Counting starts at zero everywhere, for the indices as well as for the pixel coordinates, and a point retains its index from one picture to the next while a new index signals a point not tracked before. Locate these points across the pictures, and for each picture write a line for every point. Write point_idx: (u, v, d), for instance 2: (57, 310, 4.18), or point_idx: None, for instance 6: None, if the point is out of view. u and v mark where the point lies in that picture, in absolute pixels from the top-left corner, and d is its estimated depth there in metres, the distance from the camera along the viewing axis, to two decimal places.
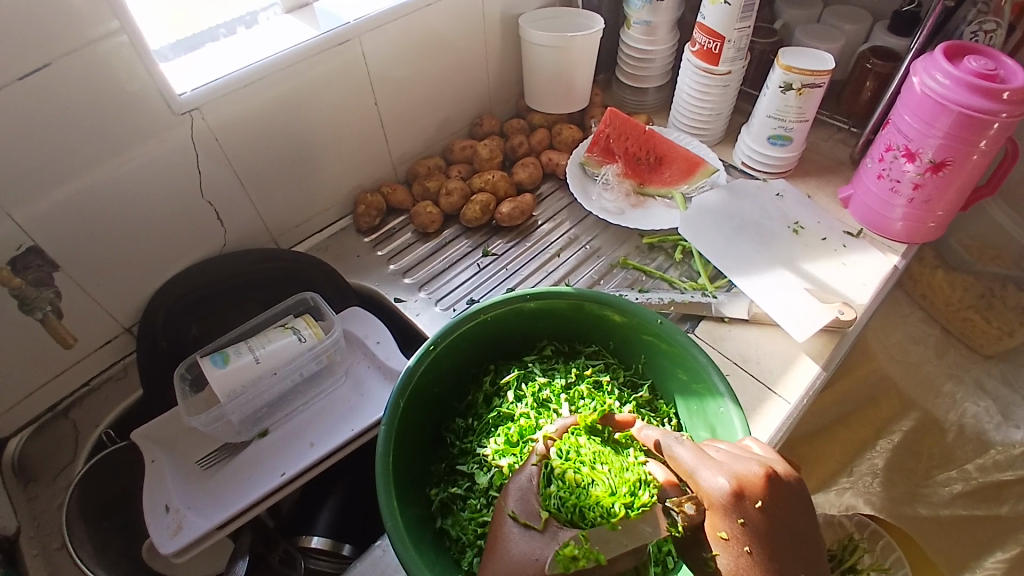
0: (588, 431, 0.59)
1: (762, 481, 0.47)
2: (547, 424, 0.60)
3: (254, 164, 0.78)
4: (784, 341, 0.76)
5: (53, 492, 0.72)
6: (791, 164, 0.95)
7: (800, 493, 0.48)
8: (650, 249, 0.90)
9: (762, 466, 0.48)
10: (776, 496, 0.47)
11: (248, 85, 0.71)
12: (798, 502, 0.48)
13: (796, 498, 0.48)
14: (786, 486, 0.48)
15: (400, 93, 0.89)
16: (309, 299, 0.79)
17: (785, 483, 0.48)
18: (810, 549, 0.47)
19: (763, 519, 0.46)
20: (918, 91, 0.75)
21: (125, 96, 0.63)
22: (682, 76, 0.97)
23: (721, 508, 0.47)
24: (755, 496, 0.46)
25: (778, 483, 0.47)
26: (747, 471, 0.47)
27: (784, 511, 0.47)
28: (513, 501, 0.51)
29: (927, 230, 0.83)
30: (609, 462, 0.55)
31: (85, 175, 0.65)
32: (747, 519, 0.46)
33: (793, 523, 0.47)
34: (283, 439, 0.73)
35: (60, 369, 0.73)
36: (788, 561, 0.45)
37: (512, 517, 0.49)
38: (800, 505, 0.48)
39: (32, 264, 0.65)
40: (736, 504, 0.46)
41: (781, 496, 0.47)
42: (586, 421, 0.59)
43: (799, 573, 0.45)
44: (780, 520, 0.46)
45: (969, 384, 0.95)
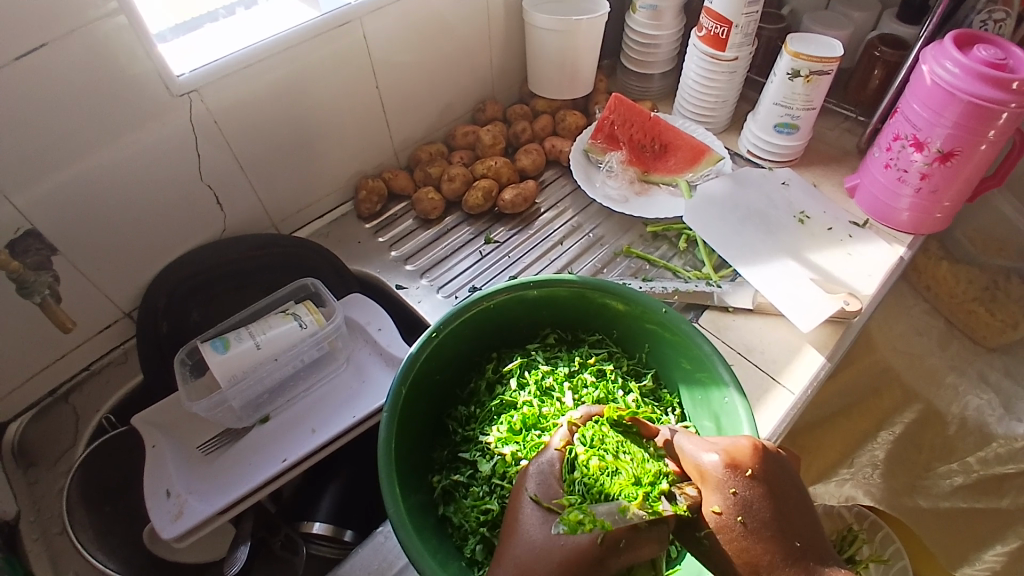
0: (614, 422, 0.57)
1: (750, 450, 0.48)
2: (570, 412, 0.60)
3: (254, 148, 0.77)
4: (788, 331, 0.76)
5: (53, 477, 0.72)
6: (797, 152, 0.94)
7: (790, 467, 0.49)
8: (654, 238, 0.90)
9: (749, 440, 0.50)
10: (765, 466, 0.48)
11: (249, 68, 0.70)
12: (789, 477, 0.48)
13: (786, 472, 0.48)
14: (777, 460, 0.48)
15: (402, 78, 0.88)
16: (310, 285, 0.79)
17: (774, 457, 0.49)
18: (809, 523, 0.46)
19: (755, 487, 0.46)
20: (927, 79, 0.74)
21: (124, 78, 0.62)
22: (688, 62, 0.95)
23: (714, 478, 0.48)
24: (744, 464, 0.47)
25: (766, 455, 0.48)
26: (735, 446, 0.49)
27: (776, 480, 0.47)
28: (534, 485, 0.50)
29: (933, 221, 0.83)
30: (632, 451, 0.54)
31: (85, 157, 0.64)
32: (738, 485, 0.46)
33: (786, 495, 0.47)
34: (284, 425, 0.73)
35: (61, 354, 0.73)
36: (786, 532, 0.45)
37: (534, 500, 0.49)
38: (791, 478, 0.48)
39: (31, 248, 0.64)
40: (726, 472, 0.47)
41: (771, 469, 0.48)
42: (612, 412, 0.58)
43: (797, 545, 0.44)
44: (773, 489, 0.46)
45: (972, 376, 0.94)
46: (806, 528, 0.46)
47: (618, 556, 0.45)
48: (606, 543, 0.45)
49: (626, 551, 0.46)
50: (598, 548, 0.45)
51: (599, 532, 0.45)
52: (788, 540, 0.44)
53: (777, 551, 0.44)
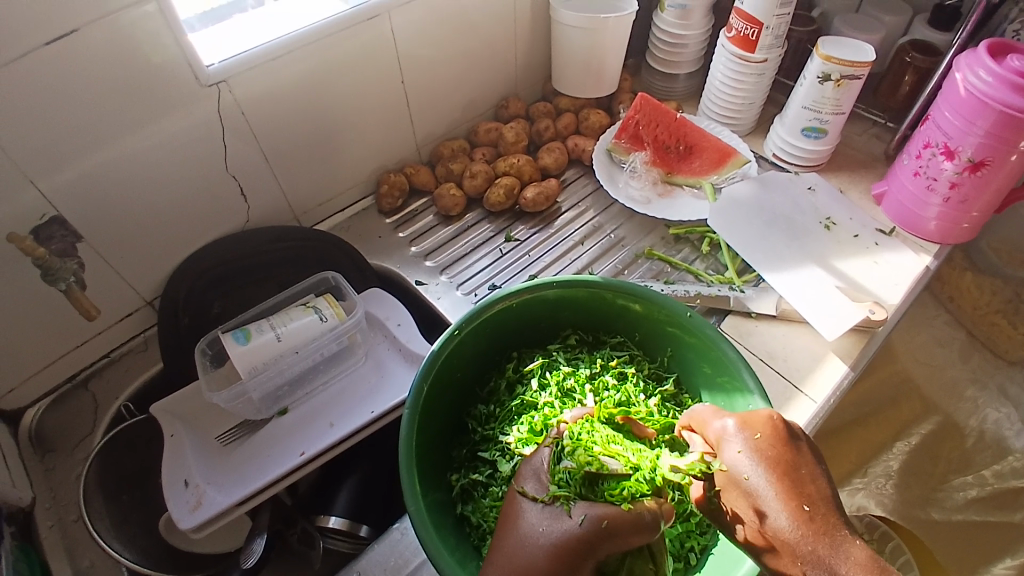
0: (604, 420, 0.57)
1: (766, 418, 0.51)
2: (566, 413, 0.59)
3: (279, 141, 0.77)
4: (811, 338, 0.75)
5: (72, 463, 0.72)
6: (823, 157, 0.92)
7: (806, 441, 0.51)
8: (676, 240, 0.89)
9: (768, 409, 0.52)
10: (781, 432, 0.50)
11: (275, 59, 0.70)
12: (802, 449, 0.50)
13: (799, 444, 0.50)
14: (792, 432, 0.51)
15: (427, 73, 0.87)
16: (331, 278, 0.79)
17: (792, 427, 0.51)
18: (816, 491, 0.48)
19: (763, 450, 0.49)
20: (961, 87, 0.72)
21: (152, 67, 0.62)
22: (715, 63, 0.94)
23: (725, 441, 0.51)
24: (754, 429, 0.50)
25: (781, 426, 0.50)
26: (752, 414, 0.51)
27: (791, 446, 0.50)
28: (528, 480, 0.50)
29: (960, 231, 0.81)
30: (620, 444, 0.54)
31: (111, 145, 0.64)
32: (746, 448, 0.49)
33: (796, 464, 0.49)
34: (302, 418, 0.73)
35: (83, 340, 0.73)
36: (793, 495, 0.47)
37: (522, 493, 0.48)
38: (807, 448, 0.50)
39: (55, 235, 0.65)
40: (737, 435, 0.50)
41: (783, 439, 0.50)
42: (601, 411, 0.58)
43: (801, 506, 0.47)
44: (783, 454, 0.49)
45: (992, 390, 0.93)
46: (818, 493, 0.48)
47: (603, 541, 0.45)
48: (589, 526, 0.45)
49: (611, 536, 0.45)
50: (581, 532, 0.45)
51: (580, 515, 0.45)
52: (794, 501, 0.47)
53: (781, 510, 0.46)
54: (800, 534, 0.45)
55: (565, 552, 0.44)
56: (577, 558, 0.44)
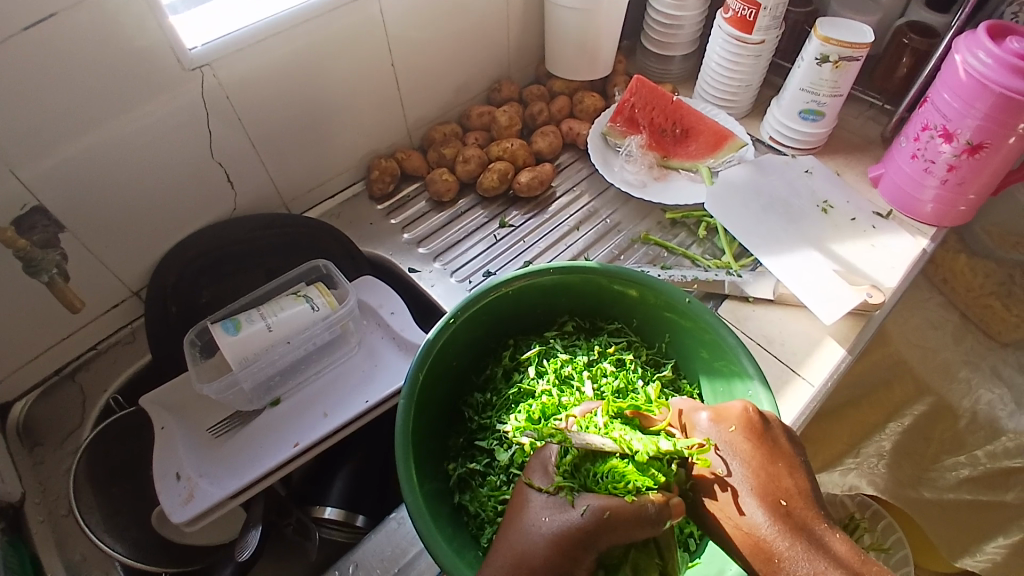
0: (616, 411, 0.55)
1: (739, 410, 0.50)
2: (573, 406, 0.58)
3: (266, 126, 0.75)
4: (808, 322, 0.75)
5: (60, 457, 0.71)
6: (821, 140, 0.91)
7: (781, 432, 0.50)
8: (673, 225, 0.88)
9: (743, 401, 0.52)
10: (757, 425, 0.50)
11: (261, 42, 0.68)
12: (777, 441, 0.49)
13: (773, 436, 0.50)
14: (767, 424, 0.50)
15: (418, 55, 0.85)
16: (322, 266, 0.77)
17: (766, 419, 0.50)
18: (790, 483, 0.47)
19: (737, 443, 0.49)
20: (960, 69, 0.71)
21: (134, 51, 0.60)
22: (712, 44, 0.93)
23: (700, 434, 0.51)
24: (729, 422, 0.50)
25: (755, 418, 0.50)
26: (727, 407, 0.51)
27: (766, 439, 0.49)
28: (535, 474, 0.49)
29: (957, 215, 0.81)
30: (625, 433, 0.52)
31: (92, 131, 0.62)
32: (720, 441, 0.50)
33: (771, 457, 0.48)
34: (296, 408, 0.72)
35: (68, 332, 0.72)
36: (767, 489, 0.47)
37: (528, 485, 0.48)
38: (783, 439, 0.50)
39: (37, 225, 0.63)
40: (712, 428, 0.50)
41: (757, 431, 0.49)
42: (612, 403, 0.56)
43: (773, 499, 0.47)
44: (758, 447, 0.49)
45: (985, 371, 0.92)
46: (793, 486, 0.47)
47: (604, 533, 0.43)
48: (590, 517, 0.44)
49: (613, 528, 0.44)
50: (582, 523, 0.44)
51: (582, 507, 0.44)
52: (768, 496, 0.47)
53: (756, 504, 0.46)
54: (775, 528, 0.45)
55: (567, 544, 0.43)
56: (577, 551, 0.43)
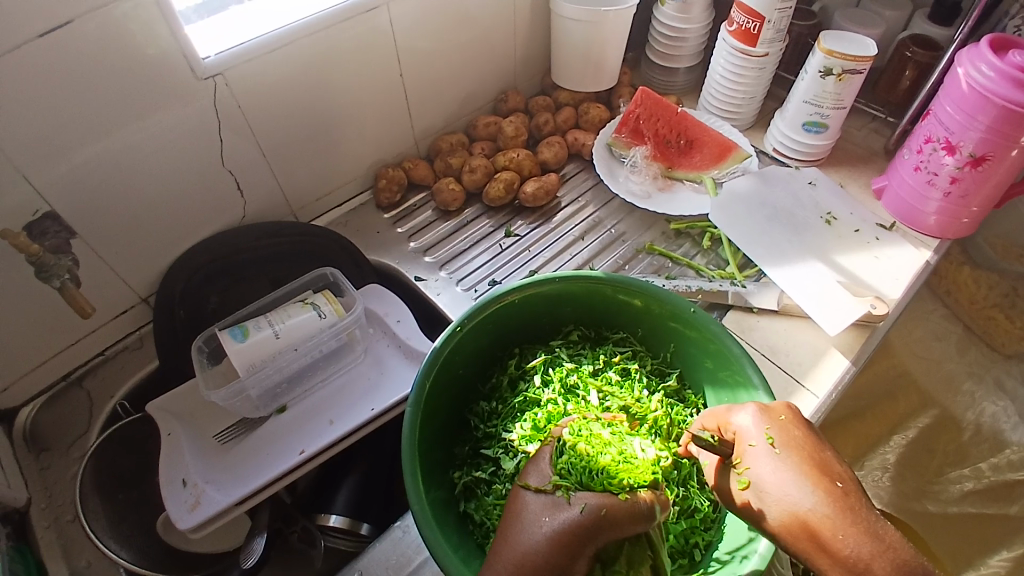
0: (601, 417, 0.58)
1: (787, 406, 0.50)
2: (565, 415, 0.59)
3: (276, 134, 0.76)
4: (813, 332, 0.75)
5: (67, 463, 0.71)
6: (824, 152, 0.92)
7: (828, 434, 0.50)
8: (677, 235, 0.89)
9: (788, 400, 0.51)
10: (803, 418, 0.49)
11: (272, 51, 0.69)
12: (824, 436, 0.49)
13: (821, 433, 0.49)
14: (814, 423, 0.50)
15: (425, 66, 0.86)
16: (329, 274, 0.78)
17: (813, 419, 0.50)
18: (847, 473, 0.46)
19: (788, 430, 0.48)
20: (962, 82, 0.72)
21: (146, 60, 0.61)
22: (716, 57, 0.94)
23: (745, 426, 0.50)
24: (777, 412, 0.49)
25: (803, 415, 0.50)
26: (776, 402, 0.51)
27: (814, 432, 0.48)
28: (532, 477, 0.49)
29: (960, 226, 0.81)
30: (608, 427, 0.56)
31: (103, 138, 0.62)
32: (772, 427, 0.48)
33: (821, 447, 0.47)
34: (301, 416, 0.72)
35: (78, 337, 0.72)
36: (822, 470, 0.45)
37: (525, 487, 0.48)
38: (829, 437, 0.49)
39: (49, 230, 0.63)
40: (761, 417, 0.49)
41: (807, 425, 0.49)
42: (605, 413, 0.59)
43: (829, 482, 0.44)
44: (808, 435, 0.48)
45: (988, 383, 0.94)
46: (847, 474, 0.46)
47: (602, 529, 0.44)
48: (589, 515, 0.44)
49: (610, 523, 0.44)
50: (581, 520, 0.44)
51: (580, 504, 0.45)
52: (824, 478, 0.44)
53: (812, 483, 0.44)
54: (835, 505, 0.42)
55: (568, 540, 0.43)
56: (576, 547, 0.43)
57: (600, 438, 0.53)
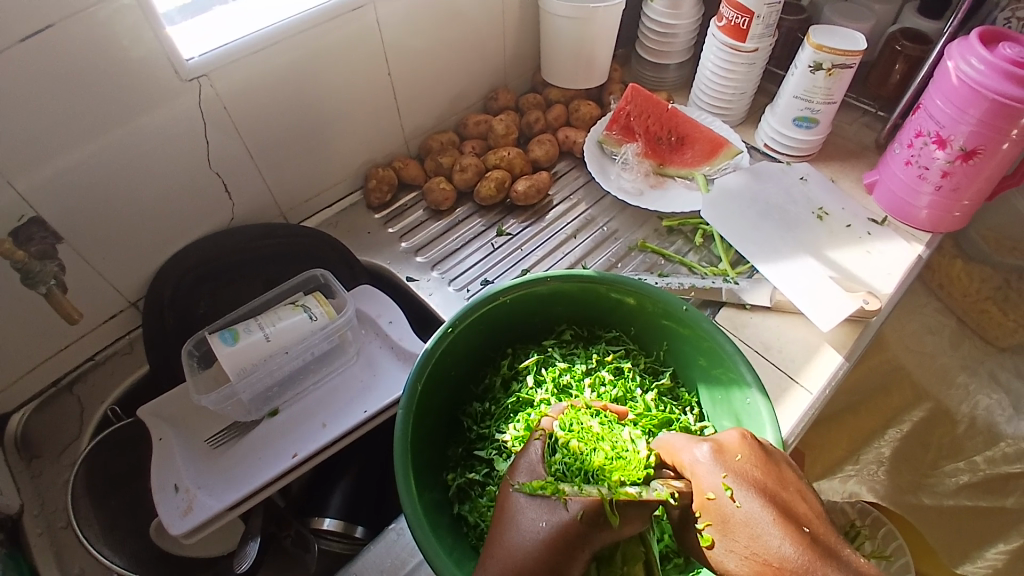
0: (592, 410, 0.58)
1: (739, 439, 0.49)
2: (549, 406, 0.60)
3: (264, 136, 0.76)
4: (805, 328, 0.75)
5: (58, 470, 0.70)
6: (815, 146, 0.92)
7: (783, 461, 0.49)
8: (670, 232, 0.89)
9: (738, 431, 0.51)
10: (756, 449, 0.49)
11: (258, 52, 0.68)
12: (779, 467, 0.48)
13: (776, 463, 0.48)
14: (767, 452, 0.49)
15: (414, 65, 0.86)
16: (320, 276, 0.77)
17: (765, 447, 0.50)
18: (810, 511, 0.45)
19: (747, 469, 0.47)
20: (952, 76, 0.72)
21: (131, 62, 0.60)
22: (706, 52, 0.94)
23: (701, 466, 0.48)
24: (732, 450, 0.49)
25: (756, 445, 0.49)
26: (725, 437, 0.50)
27: (770, 465, 0.48)
28: (522, 476, 0.49)
29: (951, 220, 0.81)
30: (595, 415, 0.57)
31: (88, 142, 0.62)
32: (729, 471, 0.47)
33: (781, 484, 0.46)
34: (294, 419, 0.72)
35: (66, 343, 0.71)
36: (786, 512, 0.44)
37: (518, 490, 0.47)
38: (785, 465, 0.49)
39: (35, 236, 0.63)
40: (717, 459, 0.48)
41: (763, 458, 0.48)
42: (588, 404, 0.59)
43: (795, 525, 0.43)
44: (766, 472, 0.47)
45: (983, 376, 0.92)
46: (808, 509, 0.45)
47: (597, 531, 0.44)
48: (586, 520, 0.44)
49: (607, 526, 0.44)
50: (577, 525, 0.43)
51: (578, 509, 0.44)
52: (791, 522, 0.43)
53: (780, 531, 0.43)
54: (804, 550, 0.41)
55: (562, 543, 0.43)
56: (571, 551, 0.43)
57: (591, 432, 0.55)
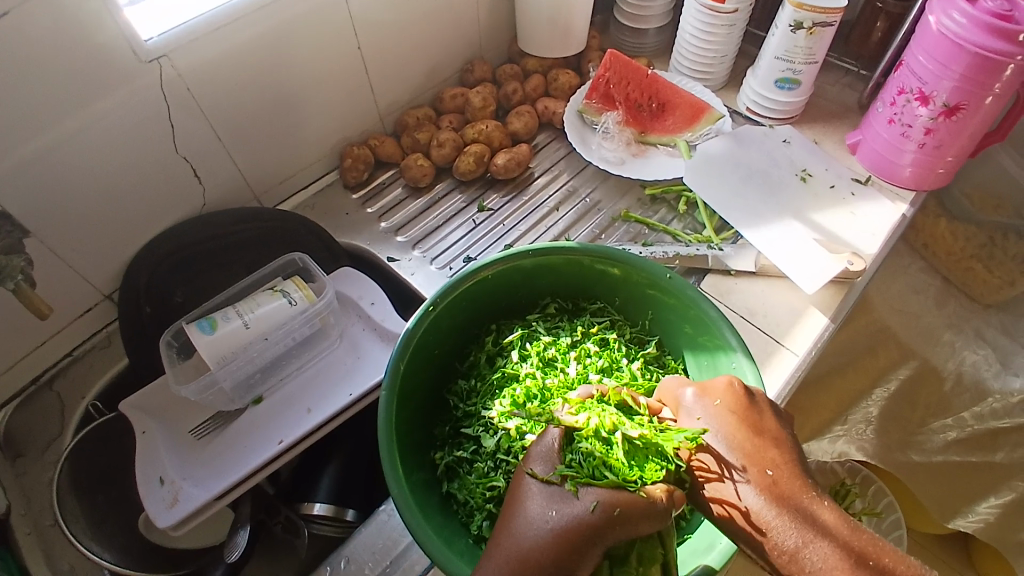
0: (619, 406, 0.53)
1: (725, 385, 0.51)
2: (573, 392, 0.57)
3: (232, 117, 0.73)
4: (789, 292, 0.75)
5: (42, 467, 0.69)
6: (798, 108, 0.91)
7: (768, 408, 0.51)
8: (653, 201, 0.87)
9: (728, 376, 0.53)
10: (741, 397, 0.51)
11: (220, 28, 0.65)
12: (760, 415, 0.50)
13: (757, 411, 0.50)
14: (752, 399, 0.51)
15: (384, 37, 0.83)
16: (298, 260, 0.76)
17: (751, 393, 0.51)
18: (782, 457, 0.48)
19: (723, 415, 0.50)
20: (933, 30, 0.70)
21: (87, 44, 0.58)
22: (685, 16, 0.91)
23: (686, 411, 0.52)
24: (714, 395, 0.51)
25: (741, 392, 0.51)
26: (712, 383, 0.52)
27: (751, 411, 0.50)
28: (538, 466, 0.47)
29: (935, 177, 0.81)
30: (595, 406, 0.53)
31: (47, 130, 0.59)
32: (707, 414, 0.51)
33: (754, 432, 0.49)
34: (278, 405, 0.71)
35: (41, 341, 0.70)
36: (755, 459, 0.47)
37: (531, 475, 0.46)
38: (768, 412, 0.50)
39: (0, 231, 0.61)
40: (698, 403, 0.52)
41: (743, 405, 0.50)
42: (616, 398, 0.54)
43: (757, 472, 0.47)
44: (744, 418, 0.49)
45: (968, 333, 0.92)
46: (780, 456, 0.48)
47: (614, 527, 0.43)
48: (600, 513, 0.43)
49: (625, 522, 0.44)
50: (592, 518, 0.43)
51: (592, 502, 0.44)
52: (754, 463, 0.47)
53: (743, 475, 0.47)
54: (762, 497, 0.45)
55: (575, 538, 0.42)
56: (585, 546, 0.42)
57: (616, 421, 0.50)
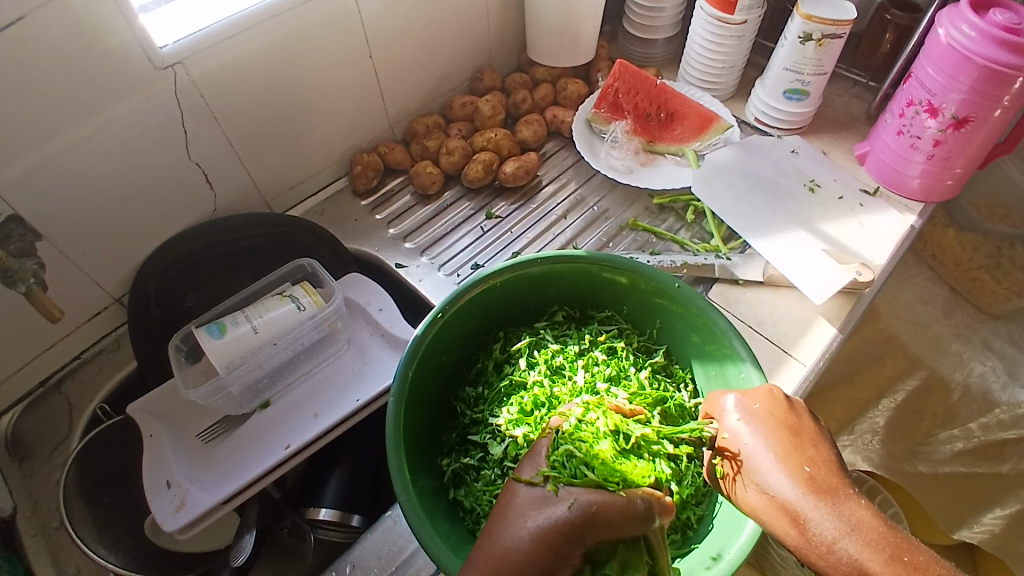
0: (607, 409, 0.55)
1: (766, 392, 0.51)
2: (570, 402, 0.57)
3: (244, 124, 0.74)
4: (798, 302, 0.74)
5: (50, 469, 0.70)
6: (805, 119, 0.91)
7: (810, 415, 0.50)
8: (661, 210, 0.87)
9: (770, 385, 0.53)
10: (782, 403, 0.50)
11: (233, 36, 0.66)
12: (802, 419, 0.49)
13: (800, 415, 0.50)
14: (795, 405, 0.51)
15: (394, 45, 0.84)
16: (307, 265, 0.76)
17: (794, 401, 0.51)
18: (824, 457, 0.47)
19: (764, 417, 0.50)
20: (943, 42, 0.71)
21: (103, 51, 0.59)
22: (694, 26, 0.92)
23: (728, 414, 0.52)
24: (754, 399, 0.51)
25: (783, 399, 0.51)
26: (754, 389, 0.52)
27: (791, 414, 0.50)
28: (526, 470, 0.48)
29: (944, 189, 0.81)
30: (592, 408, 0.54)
31: (62, 134, 0.60)
32: (747, 416, 0.50)
33: (795, 433, 0.48)
34: (284, 410, 0.71)
35: (50, 344, 0.70)
36: (794, 456, 0.47)
37: (516, 478, 0.47)
38: (809, 417, 0.50)
39: (14, 234, 0.61)
40: (738, 407, 0.51)
41: (784, 409, 0.50)
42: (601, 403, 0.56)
43: (797, 468, 0.46)
44: (785, 421, 0.49)
45: (976, 344, 0.92)
46: (820, 455, 0.47)
47: (592, 525, 0.42)
48: (577, 510, 0.43)
49: (600, 521, 0.42)
50: (569, 515, 0.42)
51: (570, 500, 0.43)
52: (794, 461, 0.46)
53: (781, 471, 0.46)
54: (801, 492, 0.45)
55: (553, 537, 0.42)
56: (562, 545, 0.42)
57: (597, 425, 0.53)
